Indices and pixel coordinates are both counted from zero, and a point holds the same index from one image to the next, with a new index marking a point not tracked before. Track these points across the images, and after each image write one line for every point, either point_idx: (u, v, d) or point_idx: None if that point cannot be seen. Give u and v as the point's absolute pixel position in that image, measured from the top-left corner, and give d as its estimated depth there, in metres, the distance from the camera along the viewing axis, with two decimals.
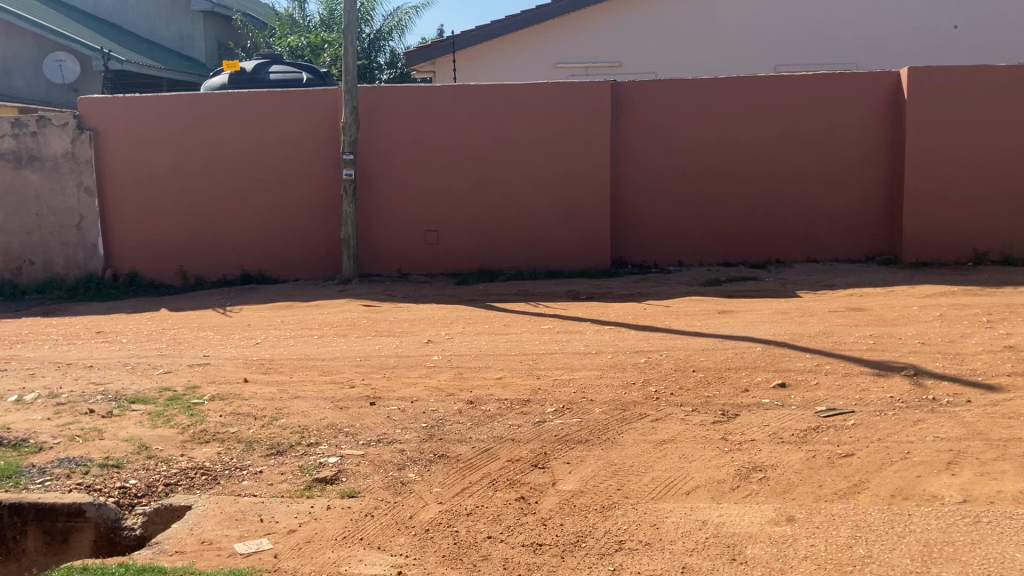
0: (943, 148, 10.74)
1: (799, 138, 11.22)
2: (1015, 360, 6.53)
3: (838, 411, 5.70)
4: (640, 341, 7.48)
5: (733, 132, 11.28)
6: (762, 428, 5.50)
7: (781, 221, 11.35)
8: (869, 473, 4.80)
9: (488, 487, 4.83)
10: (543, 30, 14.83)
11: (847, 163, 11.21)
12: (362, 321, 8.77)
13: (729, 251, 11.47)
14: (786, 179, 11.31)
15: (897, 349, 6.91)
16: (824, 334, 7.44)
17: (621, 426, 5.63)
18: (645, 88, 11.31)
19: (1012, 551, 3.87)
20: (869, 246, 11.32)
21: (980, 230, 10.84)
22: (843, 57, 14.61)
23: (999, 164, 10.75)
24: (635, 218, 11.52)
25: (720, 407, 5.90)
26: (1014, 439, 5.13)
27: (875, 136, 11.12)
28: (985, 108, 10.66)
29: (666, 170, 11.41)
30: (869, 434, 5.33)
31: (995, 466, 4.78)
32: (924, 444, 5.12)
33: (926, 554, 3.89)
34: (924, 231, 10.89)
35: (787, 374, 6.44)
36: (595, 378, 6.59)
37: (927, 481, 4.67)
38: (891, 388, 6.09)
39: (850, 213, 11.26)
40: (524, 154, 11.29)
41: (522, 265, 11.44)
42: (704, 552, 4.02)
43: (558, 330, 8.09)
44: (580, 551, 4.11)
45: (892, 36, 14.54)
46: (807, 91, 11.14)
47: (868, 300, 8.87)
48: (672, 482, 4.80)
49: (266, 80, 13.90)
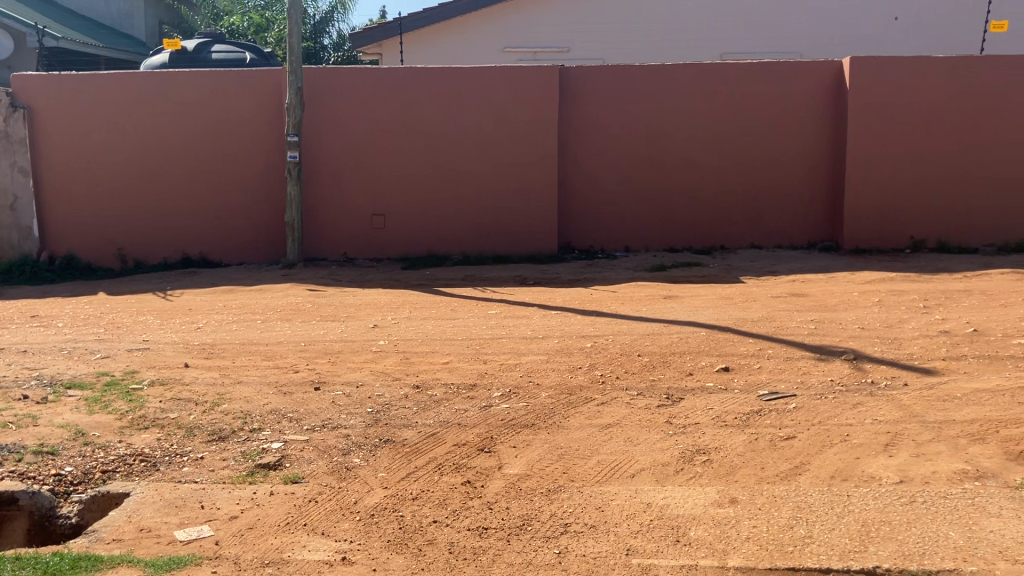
0: (883, 138, 10.95)
1: (739, 130, 11.34)
2: (950, 345, 6.69)
3: (780, 394, 5.80)
4: (587, 326, 7.51)
5: (677, 122, 11.36)
6: (705, 412, 5.56)
7: (725, 210, 11.48)
8: (809, 455, 4.88)
9: (434, 471, 4.81)
10: (491, 14, 14.77)
11: (790, 153, 11.36)
12: (307, 306, 8.67)
13: (676, 237, 11.56)
14: (732, 169, 11.43)
15: (838, 334, 7.04)
16: (767, 319, 7.56)
17: (567, 410, 5.65)
18: (591, 77, 11.32)
19: (946, 530, 3.95)
20: (811, 232, 11.51)
21: (923, 218, 11.08)
22: (787, 47, 14.78)
23: (936, 152, 10.98)
24: (583, 205, 11.56)
25: (665, 390, 5.96)
26: (949, 421, 5.27)
27: (821, 125, 11.28)
28: (923, 96, 10.87)
29: (614, 162, 11.47)
30: (810, 417, 5.43)
31: (930, 448, 4.90)
32: (863, 427, 5.22)
33: (864, 534, 3.96)
34: (864, 220, 11.08)
35: (730, 358, 6.52)
36: (543, 362, 6.61)
37: (866, 463, 4.76)
38: (832, 372, 6.20)
39: (793, 200, 11.43)
40: (475, 140, 11.23)
41: (469, 250, 11.42)
42: (648, 534, 4.05)
43: (505, 315, 8.09)
44: (525, 534, 4.11)
45: (834, 26, 14.75)
46: (747, 83, 11.26)
47: (810, 286, 9.03)
48: (617, 465, 4.83)
49: (209, 59, 13.60)
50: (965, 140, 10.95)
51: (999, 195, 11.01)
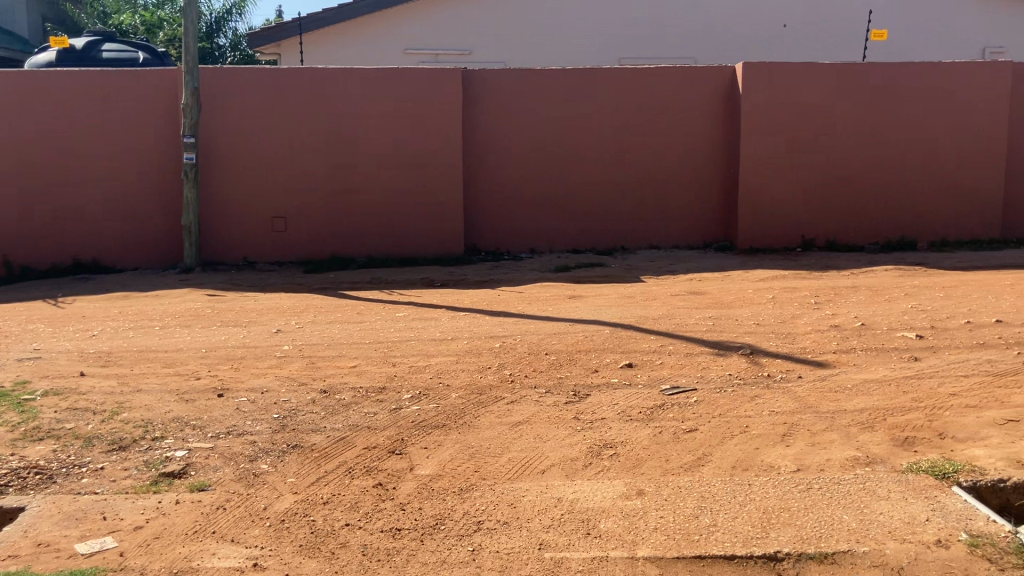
0: (773, 142, 11.36)
1: (638, 134, 11.60)
2: (841, 339, 7.01)
3: (682, 389, 5.97)
4: (494, 327, 7.57)
5: (578, 126, 11.55)
6: (611, 407, 5.68)
7: (625, 211, 11.72)
8: (711, 447, 5.05)
9: (345, 475, 4.79)
10: (392, 15, 14.72)
11: (687, 156, 11.67)
12: (207, 312, 8.47)
13: (578, 238, 11.75)
14: (631, 172, 11.67)
15: (735, 330, 7.29)
16: (668, 317, 7.77)
17: (477, 410, 5.69)
18: (493, 81, 11.41)
19: (840, 514, 4.14)
20: (708, 233, 11.87)
21: (812, 219, 11.56)
22: (682, 52, 15.19)
23: (823, 156, 11.46)
24: (486, 207, 11.63)
25: (572, 387, 6.07)
26: (841, 411, 5.53)
27: (716, 127, 11.62)
28: (811, 101, 11.33)
29: (516, 165, 11.58)
30: (711, 410, 5.61)
31: (824, 437, 5.13)
32: (761, 418, 5.43)
33: (765, 521, 4.12)
34: (758, 221, 11.47)
35: (633, 355, 6.68)
36: (452, 363, 6.63)
37: (764, 452, 4.96)
38: (730, 366, 6.42)
39: (690, 202, 11.75)
40: (377, 140, 11.16)
41: (373, 253, 11.35)
42: (560, 528, 4.13)
43: (413, 317, 8.08)
44: (438, 533, 4.13)
45: (726, 32, 15.23)
46: (646, 87, 11.52)
47: (707, 284, 9.31)
48: (528, 462, 4.90)
49: (99, 59, 13.14)
50: (850, 144, 11.47)
51: (880, 196, 11.59)
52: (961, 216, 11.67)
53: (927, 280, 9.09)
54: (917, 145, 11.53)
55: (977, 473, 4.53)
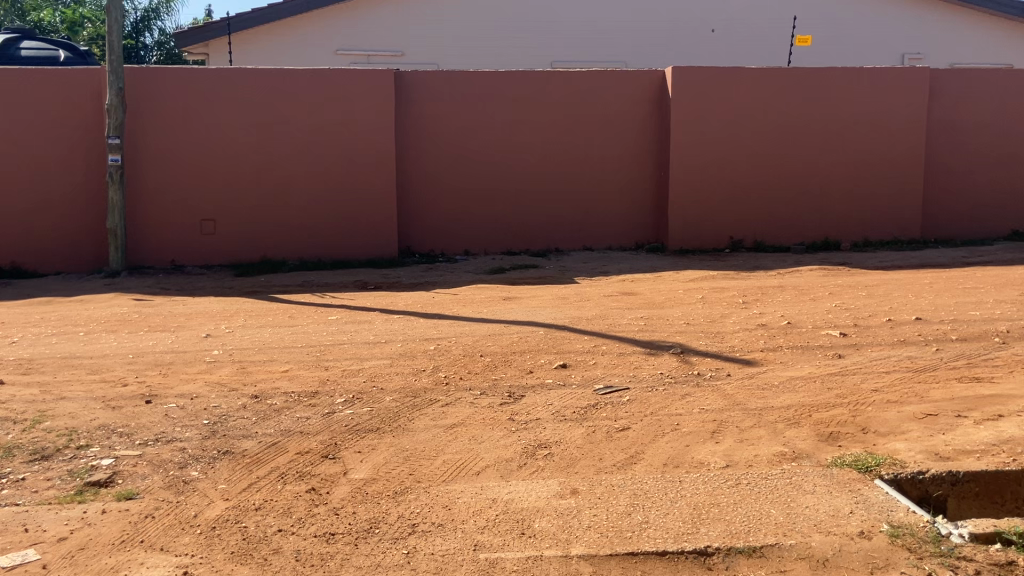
0: (702, 144, 11.56)
1: (570, 136, 11.70)
2: (768, 337, 7.17)
3: (614, 389, 6.05)
4: (429, 329, 7.56)
5: (510, 128, 11.60)
6: (545, 408, 5.73)
7: (558, 213, 11.81)
8: (643, 445, 5.13)
9: (277, 480, 4.73)
10: (324, 16, 14.59)
11: (618, 158, 11.81)
12: (134, 317, 8.27)
13: (511, 240, 11.79)
14: (563, 174, 11.77)
15: (667, 330, 7.40)
16: (601, 317, 7.85)
17: (411, 413, 5.68)
18: (425, 82, 11.38)
19: (767, 508, 4.25)
20: (639, 234, 12.03)
21: (740, 220, 11.80)
22: (613, 56, 15.36)
23: (750, 158, 11.71)
24: (419, 209, 11.60)
25: (507, 389, 6.10)
26: (767, 407, 5.67)
27: (646, 129, 11.79)
28: (739, 104, 11.57)
29: (449, 167, 11.57)
30: (642, 408, 5.69)
31: (752, 433, 5.25)
32: (692, 416, 5.53)
33: (696, 516, 4.20)
34: (687, 222, 11.66)
35: (567, 356, 6.73)
36: (385, 366, 6.60)
37: (695, 449, 5.06)
38: (662, 365, 6.52)
39: (622, 204, 11.90)
40: (309, 141, 11.04)
41: (305, 255, 11.23)
42: (494, 529, 4.15)
43: (346, 320, 8.01)
44: (373, 537, 4.12)
45: (656, 37, 15.45)
46: (577, 90, 11.63)
47: (639, 285, 9.43)
48: (463, 464, 4.91)
49: (18, 57, 12.75)
50: (775, 146, 11.74)
51: (805, 198, 11.89)
52: (881, 218, 12.04)
53: (850, 280, 9.35)
54: (840, 147, 11.86)
55: (898, 466, 4.68)
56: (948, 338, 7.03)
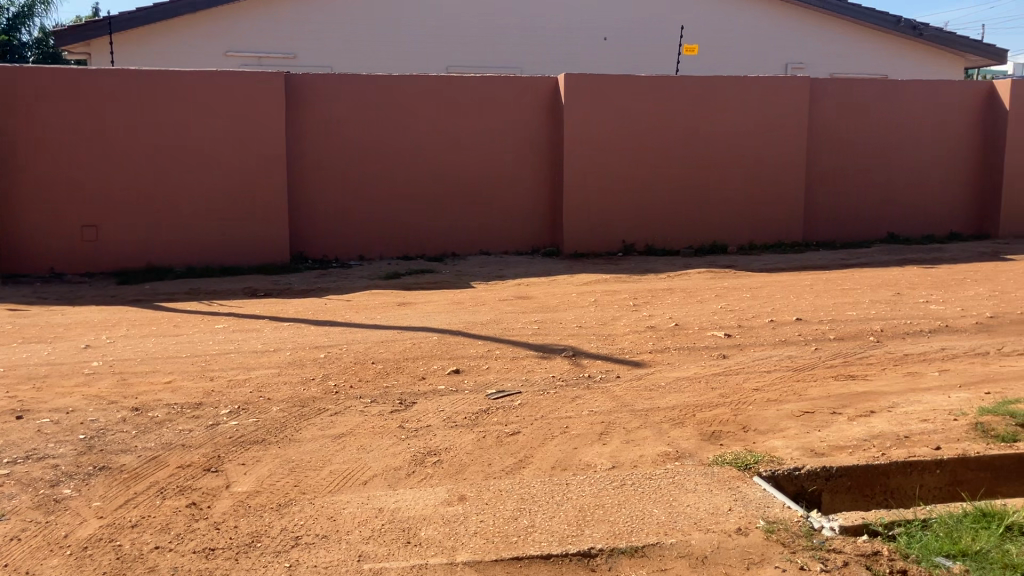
0: (595, 149, 11.72)
1: (464, 141, 11.70)
2: (656, 339, 7.32)
3: (506, 393, 6.07)
4: (319, 337, 7.44)
5: (403, 132, 11.52)
6: (436, 414, 5.71)
7: (452, 218, 11.80)
8: (532, 448, 5.16)
9: (155, 495, 4.58)
10: (212, 16, 14.23)
11: (512, 163, 11.87)
12: (7, 328, 7.88)
13: (406, 245, 11.73)
14: (457, 179, 11.77)
15: (559, 333, 7.48)
16: (494, 322, 7.87)
17: (298, 423, 5.58)
18: (316, 85, 11.20)
19: (650, 508, 4.33)
20: (535, 239, 12.13)
21: (632, 224, 12.04)
22: (508, 61, 15.46)
23: (640, 163, 11.94)
24: (312, 214, 11.42)
25: (398, 396, 6.05)
26: (654, 408, 5.78)
27: (539, 133, 11.89)
28: (630, 110, 11.77)
29: (341, 171, 11.43)
30: (532, 412, 5.73)
31: (638, 434, 5.35)
32: (581, 418, 5.60)
33: (580, 518, 4.25)
34: (581, 226, 11.82)
35: (460, 361, 6.73)
36: (273, 376, 6.46)
37: (583, 451, 5.12)
38: (554, 368, 6.58)
39: (516, 209, 11.97)
40: (196, 143, 10.74)
41: (193, 261, 10.91)
42: (379, 539, 4.10)
43: (234, 329, 7.82)
44: (254, 551, 4.02)
45: (551, 42, 15.61)
46: (470, 95, 11.64)
47: (534, 289, 9.50)
48: (350, 473, 4.85)
49: None
50: (665, 153, 12.00)
51: (693, 203, 12.21)
52: (766, 221, 12.47)
53: (736, 282, 9.63)
54: (727, 152, 12.21)
55: (775, 463, 4.83)
56: (826, 338, 7.31)
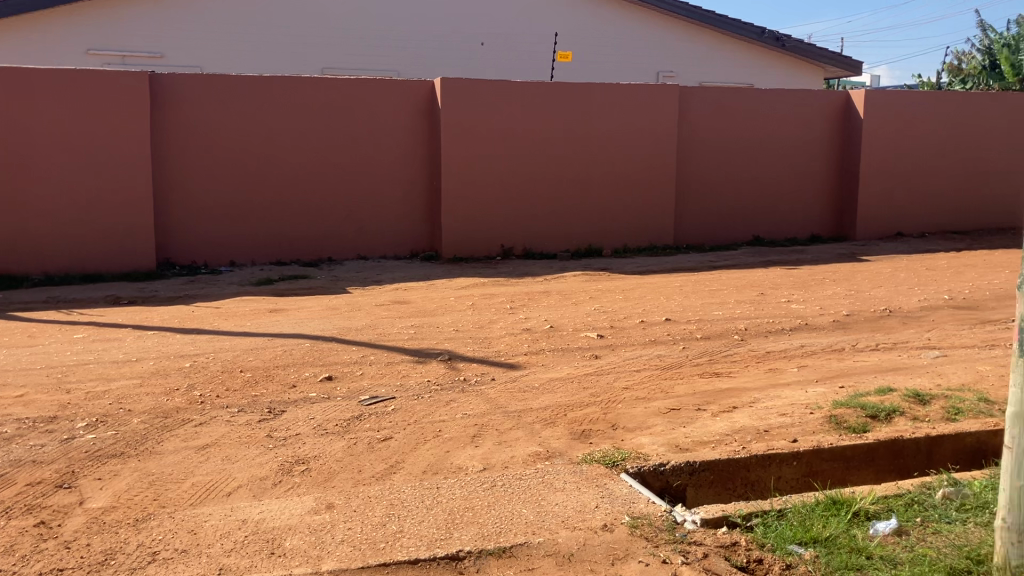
0: (473, 154, 11.75)
1: (339, 144, 11.53)
2: (531, 341, 7.39)
3: (379, 399, 6.01)
4: (186, 345, 7.20)
5: (276, 135, 11.27)
6: (306, 422, 5.60)
7: (327, 222, 11.62)
8: (404, 453, 5.12)
9: (1, 516, 4.32)
10: (72, 13, 13.62)
11: (388, 168, 11.77)
12: None
13: (280, 250, 11.49)
14: (332, 182, 11.59)
15: (435, 337, 7.46)
16: (369, 327, 7.79)
17: (161, 435, 5.37)
18: (184, 86, 10.84)
19: (519, 509, 4.36)
20: (412, 243, 12.07)
21: (511, 229, 12.14)
22: (384, 65, 15.38)
23: (518, 169, 12.05)
24: (180, 219, 11.05)
25: (267, 404, 5.90)
26: (527, 409, 5.83)
27: (417, 136, 11.83)
28: (508, 116, 11.86)
29: (211, 175, 11.10)
30: (406, 417, 5.69)
31: (510, 435, 5.38)
32: (454, 422, 5.59)
33: (449, 522, 4.23)
34: (460, 231, 11.84)
35: (333, 367, 6.62)
36: (135, 387, 6.20)
37: (454, 455, 5.11)
38: (428, 373, 6.55)
39: (392, 213, 11.88)
40: (54, 144, 10.22)
41: (51, 268, 10.40)
42: (242, 551, 3.99)
43: (94, 339, 7.47)
44: (107, 569, 3.84)
45: (427, 46, 15.60)
46: (346, 99, 11.47)
47: (411, 294, 9.45)
48: (213, 485, 4.70)
49: None
50: (542, 158, 12.15)
51: (570, 207, 12.41)
52: (639, 225, 12.78)
53: (610, 284, 9.83)
54: (602, 156, 12.44)
55: (641, 459, 4.95)
56: (694, 337, 7.54)
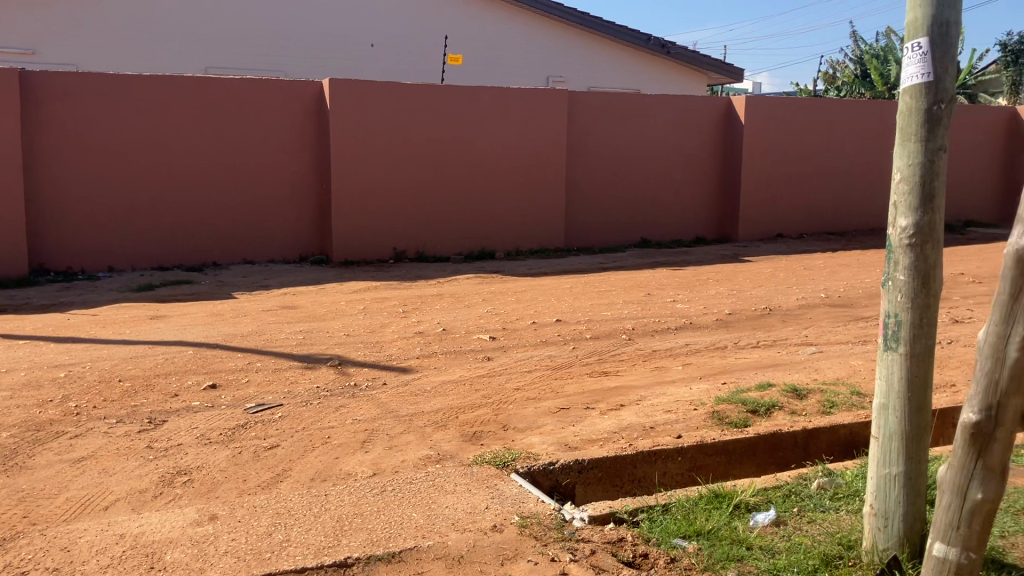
0: (364, 156, 11.63)
1: (225, 146, 11.24)
2: (423, 344, 7.37)
3: (266, 406, 5.88)
4: (60, 355, 6.88)
5: (159, 135, 10.91)
6: (189, 432, 5.43)
7: (213, 226, 11.32)
8: (291, 461, 5.03)
9: None
10: None
11: (276, 169, 11.55)
12: None
13: (163, 254, 11.12)
14: (218, 184, 11.29)
15: (324, 342, 7.35)
16: (256, 333, 7.62)
17: (32, 449, 5.12)
18: (59, 82, 10.38)
19: (409, 513, 4.33)
20: (302, 246, 11.87)
21: (403, 232, 12.07)
22: (271, 65, 15.08)
23: (409, 171, 11.99)
24: (55, 222, 10.57)
25: (148, 414, 5.70)
26: (418, 413, 5.81)
27: (305, 139, 11.64)
28: (399, 118, 11.79)
29: (89, 176, 10.66)
30: (294, 424, 5.59)
31: (400, 440, 5.34)
32: (343, 428, 5.52)
33: (338, 529, 4.17)
34: (351, 234, 11.70)
35: (218, 375, 6.45)
36: (4, 399, 5.90)
37: (343, 461, 5.04)
38: (317, 379, 6.44)
39: (281, 216, 11.66)
40: None
41: None
42: (119, 567, 3.83)
43: None
44: None
45: (316, 47, 15.38)
46: (232, 99, 11.20)
47: (300, 298, 9.29)
48: (89, 500, 4.51)
49: None
50: (433, 160, 12.12)
51: (462, 210, 12.42)
52: (530, 227, 12.90)
53: (502, 286, 9.88)
54: (493, 159, 12.51)
55: (531, 459, 5.00)
56: (584, 337, 7.66)
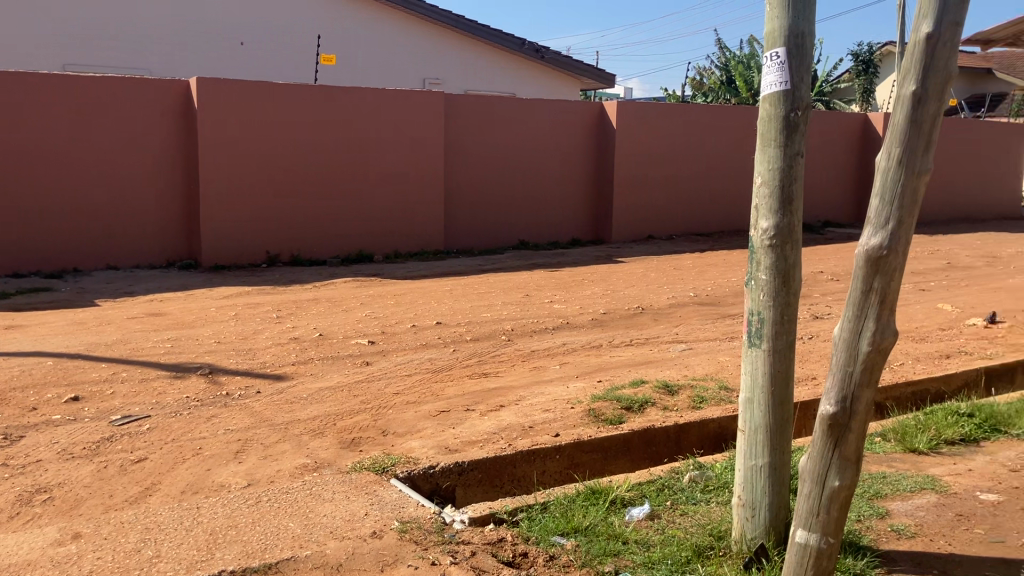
0: (234, 157, 11.32)
1: (87, 146, 10.73)
2: (299, 350, 7.23)
3: (133, 418, 5.64)
4: None
5: (14, 133, 10.31)
6: (49, 447, 5.16)
7: (74, 230, 10.77)
8: (160, 475, 4.84)
9: None
10: None
11: (142, 171, 11.10)
12: None
13: (18, 260, 10.50)
14: (79, 187, 10.76)
15: (195, 350, 7.12)
16: (121, 342, 7.31)
17: None
18: None
19: (286, 523, 4.24)
20: (169, 251, 11.45)
21: (276, 235, 11.81)
22: (135, 62, 14.51)
23: (282, 173, 11.74)
24: None
25: (2, 430, 5.39)
26: (294, 421, 5.69)
27: (172, 139, 11.23)
28: (271, 118, 11.53)
29: None
30: (163, 436, 5.38)
31: (276, 449, 5.22)
32: (215, 438, 5.36)
33: (211, 541, 4.04)
34: (222, 238, 11.37)
35: (80, 387, 6.15)
36: None
37: (216, 472, 4.89)
38: (188, 388, 6.23)
39: (148, 220, 11.21)
40: None
41: None
42: None
43: None
44: None
45: (182, 44, 14.88)
46: (94, 97, 10.70)
47: (169, 305, 8.96)
48: None
49: None
50: (306, 162, 11.90)
51: (337, 213, 12.24)
52: (407, 230, 12.84)
53: (380, 290, 9.79)
54: (369, 162, 12.38)
55: (411, 464, 4.98)
56: (463, 339, 7.68)
